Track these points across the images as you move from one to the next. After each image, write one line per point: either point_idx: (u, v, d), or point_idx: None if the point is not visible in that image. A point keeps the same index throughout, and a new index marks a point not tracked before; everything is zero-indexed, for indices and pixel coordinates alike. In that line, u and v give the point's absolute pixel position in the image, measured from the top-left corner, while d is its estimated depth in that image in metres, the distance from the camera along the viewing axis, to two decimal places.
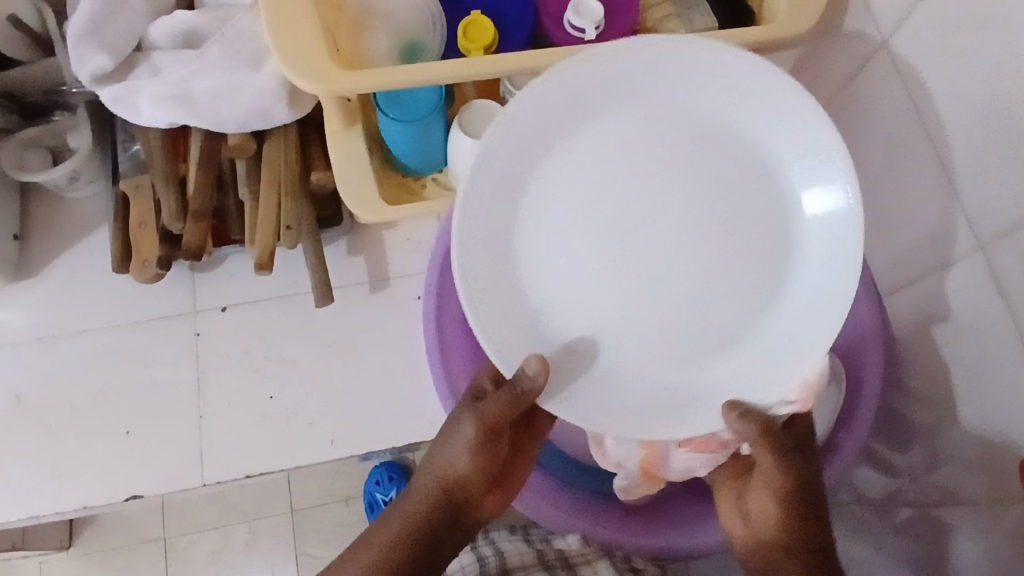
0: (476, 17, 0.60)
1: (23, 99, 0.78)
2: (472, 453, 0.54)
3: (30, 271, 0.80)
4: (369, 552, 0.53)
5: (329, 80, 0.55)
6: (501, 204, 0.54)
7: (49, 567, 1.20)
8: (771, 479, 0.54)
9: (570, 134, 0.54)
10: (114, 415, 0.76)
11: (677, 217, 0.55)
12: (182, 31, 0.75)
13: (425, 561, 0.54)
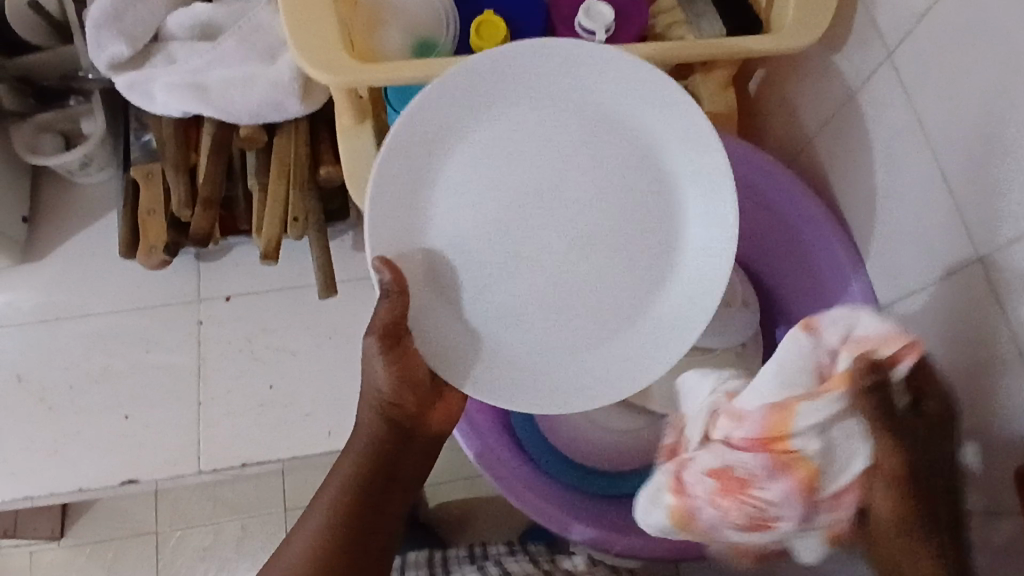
0: (487, 18, 0.61)
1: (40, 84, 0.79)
2: (389, 368, 0.53)
3: (37, 253, 0.81)
4: (324, 488, 0.53)
5: (342, 71, 0.57)
6: (406, 173, 0.52)
7: (39, 555, 1.20)
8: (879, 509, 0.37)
9: (473, 114, 0.52)
10: (114, 399, 0.76)
11: (567, 213, 0.54)
12: (199, 23, 0.76)
13: (384, 482, 0.54)
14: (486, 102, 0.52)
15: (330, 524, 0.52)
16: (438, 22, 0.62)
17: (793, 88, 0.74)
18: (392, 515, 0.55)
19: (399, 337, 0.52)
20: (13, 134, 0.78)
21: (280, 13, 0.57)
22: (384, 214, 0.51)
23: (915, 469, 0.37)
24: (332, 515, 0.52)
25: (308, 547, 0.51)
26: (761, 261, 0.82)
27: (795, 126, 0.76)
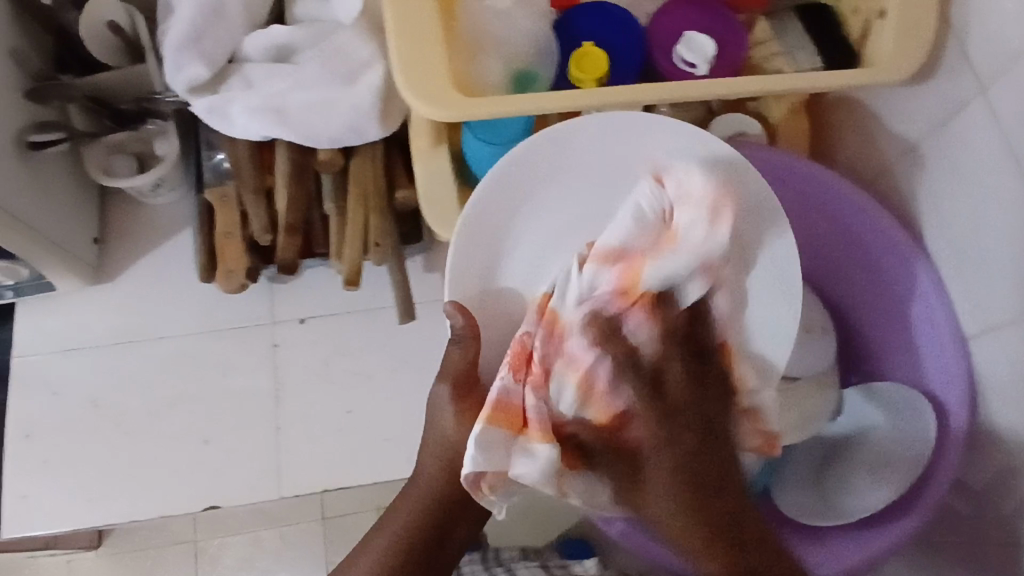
0: (586, 48, 0.60)
1: (116, 106, 0.78)
2: (458, 416, 0.55)
3: (109, 274, 0.81)
4: (385, 528, 0.56)
5: (447, 104, 0.56)
6: (478, 234, 0.57)
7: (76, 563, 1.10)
8: (655, 441, 0.50)
9: (534, 182, 0.58)
10: (192, 423, 0.76)
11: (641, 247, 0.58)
12: (276, 44, 0.75)
13: (441, 538, 0.56)
14: (542, 168, 0.58)
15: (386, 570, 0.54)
16: (536, 53, 0.60)
17: (869, 113, 0.73)
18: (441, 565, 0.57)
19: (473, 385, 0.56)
20: (86, 154, 0.77)
21: (390, 41, 0.56)
22: (468, 272, 0.57)
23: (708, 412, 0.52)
24: (395, 548, 0.55)
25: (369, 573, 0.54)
26: (834, 287, 0.78)
27: (869, 155, 0.74)
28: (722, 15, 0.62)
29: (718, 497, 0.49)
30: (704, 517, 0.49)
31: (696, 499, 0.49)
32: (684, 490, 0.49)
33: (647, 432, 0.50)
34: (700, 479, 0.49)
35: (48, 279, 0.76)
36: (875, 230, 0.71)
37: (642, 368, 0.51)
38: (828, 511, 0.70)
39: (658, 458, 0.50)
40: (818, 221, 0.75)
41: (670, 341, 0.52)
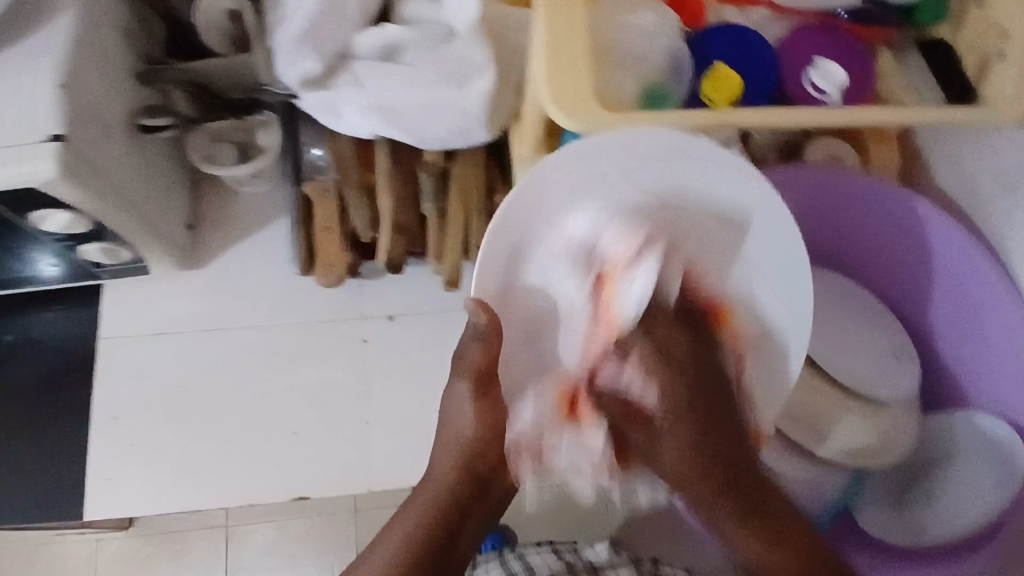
0: (719, 69, 0.61)
1: (228, 96, 0.79)
2: (477, 411, 0.56)
3: (201, 260, 0.81)
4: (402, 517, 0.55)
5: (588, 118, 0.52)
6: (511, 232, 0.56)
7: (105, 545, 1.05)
8: (672, 409, 0.54)
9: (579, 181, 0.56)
10: (279, 415, 0.77)
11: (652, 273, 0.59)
12: (385, 45, 0.74)
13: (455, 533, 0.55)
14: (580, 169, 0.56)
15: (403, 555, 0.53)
16: (670, 73, 0.61)
17: (969, 147, 0.73)
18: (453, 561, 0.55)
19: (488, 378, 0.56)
20: (188, 142, 0.78)
21: (538, 46, 0.53)
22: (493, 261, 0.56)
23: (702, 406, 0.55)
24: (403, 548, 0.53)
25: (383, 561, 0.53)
26: (908, 304, 0.79)
27: (964, 187, 0.75)
28: (854, 43, 0.63)
29: (745, 475, 0.54)
30: (729, 483, 0.54)
31: (726, 487, 0.53)
32: (713, 461, 0.54)
33: (680, 433, 0.54)
34: (719, 460, 0.54)
35: (144, 264, 0.76)
36: (954, 248, 0.72)
37: (644, 370, 0.55)
38: (908, 528, 0.73)
39: (664, 442, 0.54)
40: (892, 237, 0.76)
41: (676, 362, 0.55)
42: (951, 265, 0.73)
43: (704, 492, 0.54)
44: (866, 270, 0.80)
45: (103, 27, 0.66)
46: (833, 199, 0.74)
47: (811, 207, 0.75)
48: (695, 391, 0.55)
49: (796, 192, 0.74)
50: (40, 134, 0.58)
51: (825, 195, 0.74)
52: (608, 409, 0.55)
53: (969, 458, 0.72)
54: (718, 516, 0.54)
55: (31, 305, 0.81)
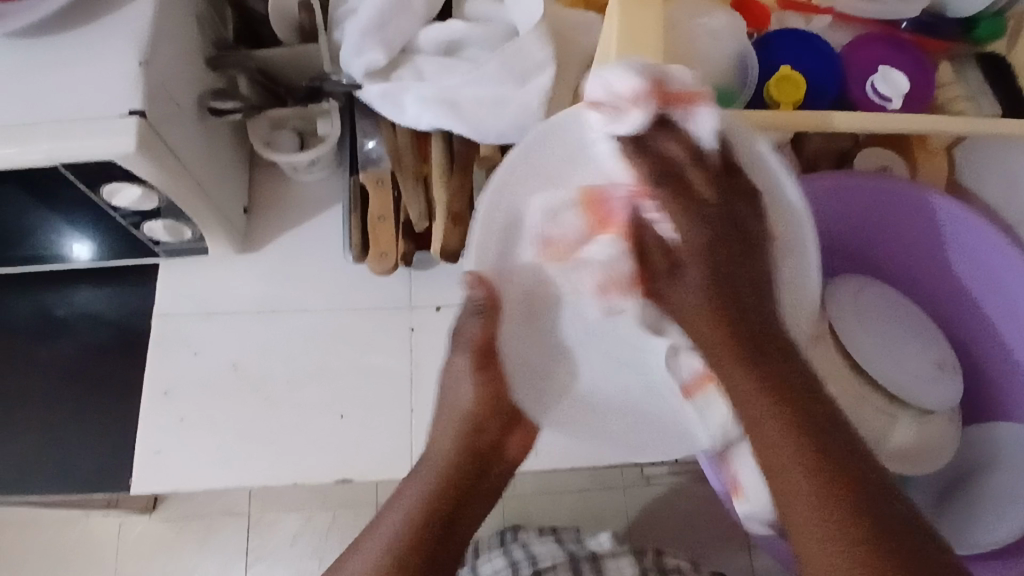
0: (784, 73, 0.63)
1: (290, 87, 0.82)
2: (477, 384, 0.55)
3: (255, 243, 0.83)
4: (400, 501, 0.53)
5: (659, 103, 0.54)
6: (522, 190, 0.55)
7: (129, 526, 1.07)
8: (692, 250, 0.48)
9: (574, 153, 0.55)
10: (329, 397, 0.78)
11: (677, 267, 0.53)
12: (451, 40, 0.77)
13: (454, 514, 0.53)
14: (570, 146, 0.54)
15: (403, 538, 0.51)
16: (734, 75, 0.62)
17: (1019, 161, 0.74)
18: (455, 543, 0.53)
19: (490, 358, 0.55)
20: (251, 126, 0.80)
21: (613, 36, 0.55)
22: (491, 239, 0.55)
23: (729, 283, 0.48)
24: (393, 538, 0.51)
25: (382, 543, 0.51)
26: (955, 312, 0.79)
27: None
28: (909, 53, 0.66)
29: (764, 338, 0.47)
30: (742, 337, 0.47)
31: (728, 312, 0.47)
32: (717, 320, 0.47)
33: (693, 235, 0.48)
34: (730, 294, 0.47)
35: (203, 243, 0.78)
36: (1002, 261, 0.71)
37: (669, 199, 0.48)
38: (951, 540, 0.72)
39: (686, 257, 0.48)
40: (940, 245, 0.76)
41: (708, 168, 0.48)
42: (1006, 287, 0.73)
43: (713, 336, 0.47)
44: (912, 274, 0.80)
45: (180, 9, 0.67)
46: (875, 207, 0.75)
47: (852, 211, 0.76)
48: (732, 234, 0.48)
49: (840, 199, 0.74)
50: (121, 110, 0.59)
51: (868, 203, 0.75)
52: (646, 244, 0.51)
53: (1014, 465, 0.72)
54: (739, 378, 0.46)
55: (85, 282, 0.83)
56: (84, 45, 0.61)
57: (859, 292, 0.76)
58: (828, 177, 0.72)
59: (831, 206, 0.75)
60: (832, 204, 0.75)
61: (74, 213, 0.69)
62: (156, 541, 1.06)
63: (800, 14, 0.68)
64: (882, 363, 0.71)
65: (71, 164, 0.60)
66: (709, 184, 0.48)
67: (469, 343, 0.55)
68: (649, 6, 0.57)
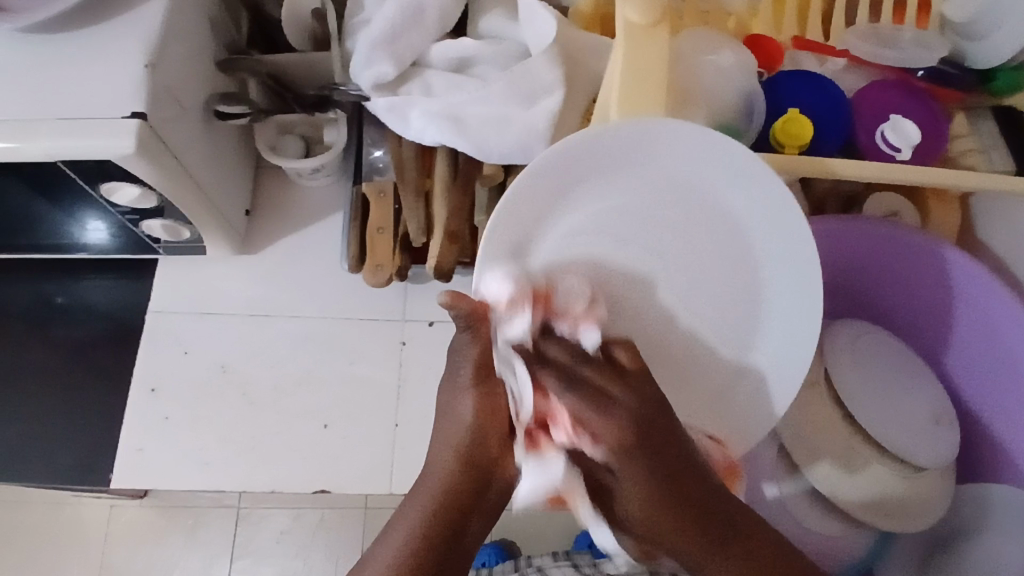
0: (793, 115, 0.61)
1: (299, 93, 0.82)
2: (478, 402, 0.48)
3: (253, 246, 0.84)
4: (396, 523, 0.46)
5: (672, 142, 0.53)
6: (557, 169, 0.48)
7: (118, 512, 1.02)
8: (618, 442, 0.43)
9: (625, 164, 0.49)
10: (314, 406, 0.78)
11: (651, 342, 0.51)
12: (461, 57, 0.76)
13: (459, 533, 0.46)
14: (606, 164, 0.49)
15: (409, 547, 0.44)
16: (740, 112, 0.61)
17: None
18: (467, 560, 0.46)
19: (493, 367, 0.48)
20: (257, 130, 0.80)
21: (619, 69, 0.54)
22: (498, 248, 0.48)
23: (676, 489, 0.44)
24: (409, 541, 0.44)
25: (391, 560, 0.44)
26: (952, 365, 0.77)
27: (1023, 257, 0.73)
28: (921, 102, 0.65)
29: (701, 507, 0.44)
30: (696, 525, 0.44)
31: (676, 498, 0.44)
32: (666, 510, 0.44)
33: (616, 442, 0.43)
34: (679, 486, 0.44)
35: (200, 243, 0.79)
36: (997, 311, 0.70)
37: (599, 412, 0.43)
38: None
39: (619, 457, 0.43)
40: (931, 287, 0.74)
41: (593, 391, 0.43)
42: (1008, 345, 0.71)
43: (664, 528, 0.44)
44: (902, 318, 0.79)
45: (193, 13, 0.68)
46: (858, 257, 0.74)
47: (834, 261, 0.75)
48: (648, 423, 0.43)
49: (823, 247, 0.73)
50: (123, 112, 0.59)
51: (852, 258, 0.74)
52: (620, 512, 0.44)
53: (1001, 530, 0.71)
54: (672, 536, 0.44)
55: (86, 272, 0.83)
56: (91, 44, 0.61)
57: (857, 338, 0.73)
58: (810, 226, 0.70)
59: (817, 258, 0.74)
60: (862, 241, 0.73)
61: (74, 206, 0.70)
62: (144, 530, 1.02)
63: (814, 53, 0.67)
64: (875, 417, 0.68)
65: (70, 161, 0.61)
66: (616, 382, 0.44)
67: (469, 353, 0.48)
68: (655, 37, 0.54)
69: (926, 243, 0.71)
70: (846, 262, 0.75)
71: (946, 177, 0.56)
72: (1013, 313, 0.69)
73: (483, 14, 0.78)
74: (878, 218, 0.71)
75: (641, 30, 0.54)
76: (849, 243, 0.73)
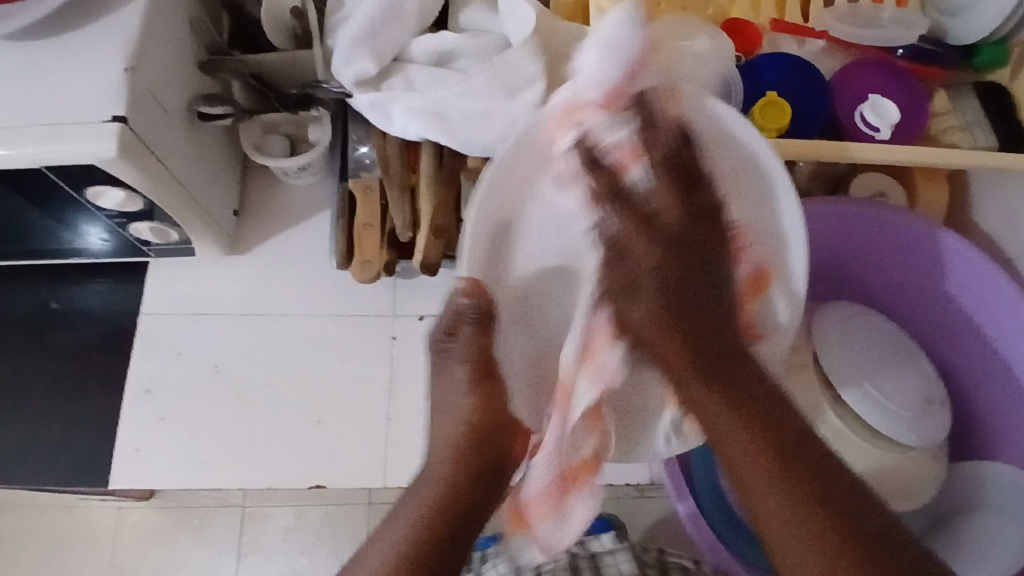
0: (770, 99, 0.61)
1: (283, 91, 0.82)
2: (473, 398, 0.51)
3: (243, 246, 0.84)
4: (398, 519, 0.50)
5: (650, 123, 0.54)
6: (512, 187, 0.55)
7: (126, 513, 1.04)
8: (657, 258, 0.49)
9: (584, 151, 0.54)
10: (307, 403, 0.78)
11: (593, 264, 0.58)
12: (442, 51, 0.76)
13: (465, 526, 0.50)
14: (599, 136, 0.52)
15: (417, 540, 0.49)
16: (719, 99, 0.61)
17: (1012, 199, 0.72)
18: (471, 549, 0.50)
19: (490, 368, 0.52)
20: (243, 130, 0.81)
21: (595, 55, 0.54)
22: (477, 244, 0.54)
23: (696, 337, 0.48)
24: (417, 525, 0.50)
25: (393, 551, 0.49)
26: (940, 343, 0.78)
27: (1011, 235, 0.73)
28: (901, 81, 0.65)
29: (725, 358, 0.48)
30: (698, 356, 0.48)
31: (678, 324, 0.48)
32: (672, 335, 0.48)
33: (646, 244, 0.49)
34: (685, 317, 0.48)
35: (190, 246, 0.79)
36: (983, 286, 0.70)
37: (662, 161, 0.50)
38: None
39: (644, 277, 0.49)
40: (913, 262, 0.74)
41: (663, 148, 0.50)
42: (1005, 329, 0.71)
43: (730, 425, 0.47)
44: (886, 296, 0.79)
45: (171, 14, 0.68)
46: (830, 242, 0.74)
47: (811, 245, 0.74)
48: (673, 271, 0.49)
49: (796, 232, 0.72)
50: (104, 117, 0.60)
51: (826, 243, 0.74)
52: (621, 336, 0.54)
53: (993, 510, 0.71)
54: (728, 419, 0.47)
55: (81, 277, 0.84)
56: (71, 50, 0.62)
57: (845, 321, 0.73)
58: None
59: None
60: (830, 226, 0.72)
61: (63, 212, 0.70)
62: (151, 531, 1.03)
63: (793, 35, 0.67)
64: (866, 400, 0.68)
65: (54, 166, 0.61)
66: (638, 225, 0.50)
67: (462, 353, 0.51)
68: None
69: (900, 220, 0.70)
70: (822, 243, 0.74)
71: (925, 158, 0.56)
72: (1002, 290, 0.69)
73: (464, 7, 0.78)
74: (869, 201, 0.70)
75: (616, 18, 0.54)
76: (819, 232, 0.73)
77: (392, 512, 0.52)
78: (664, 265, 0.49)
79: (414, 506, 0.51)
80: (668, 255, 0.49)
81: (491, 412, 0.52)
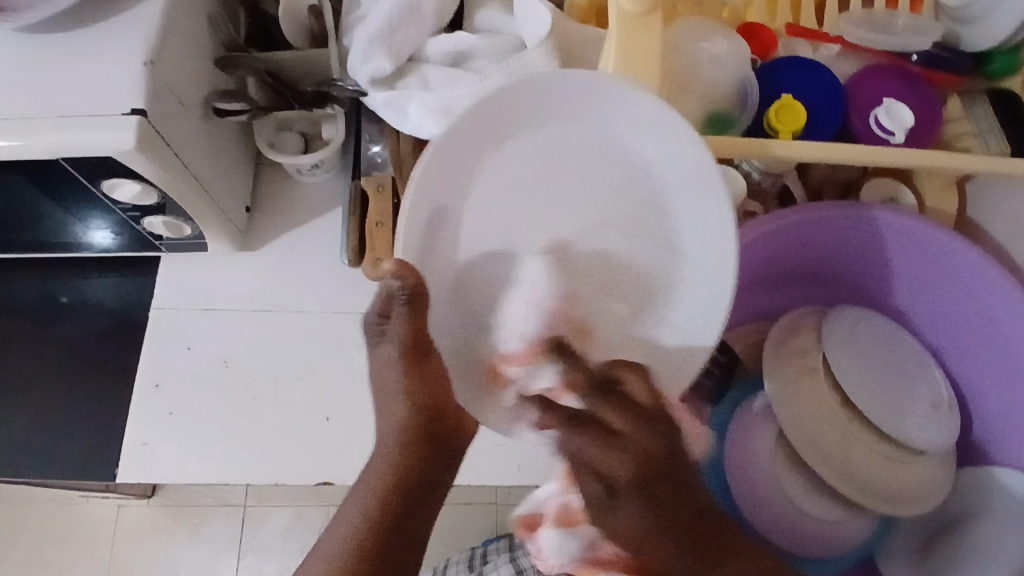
0: (786, 102, 0.62)
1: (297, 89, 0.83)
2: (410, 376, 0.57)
3: (253, 243, 0.84)
4: (349, 509, 0.54)
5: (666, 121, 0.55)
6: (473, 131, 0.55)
7: (125, 512, 1.03)
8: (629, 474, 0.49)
9: (523, 116, 0.56)
10: (316, 400, 0.78)
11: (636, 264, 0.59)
12: (458, 51, 0.77)
13: (406, 513, 0.55)
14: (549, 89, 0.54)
15: (367, 525, 0.53)
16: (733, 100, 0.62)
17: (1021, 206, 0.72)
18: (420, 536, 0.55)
19: (426, 351, 0.57)
20: (256, 127, 0.82)
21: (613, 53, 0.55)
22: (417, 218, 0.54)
23: (668, 505, 0.48)
24: (367, 518, 0.53)
25: (344, 538, 0.52)
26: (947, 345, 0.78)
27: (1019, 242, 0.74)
28: (915, 86, 0.65)
29: (683, 513, 0.48)
30: (676, 528, 0.48)
31: (675, 529, 0.48)
32: (660, 533, 0.48)
33: (650, 442, 0.49)
34: (674, 516, 0.48)
35: (201, 240, 0.79)
36: (989, 289, 0.70)
37: (595, 401, 0.51)
38: None
39: (627, 468, 0.49)
40: (918, 263, 0.74)
41: (605, 407, 0.50)
42: (1001, 327, 0.71)
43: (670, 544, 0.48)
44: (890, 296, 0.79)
45: (190, 9, 0.68)
46: (832, 243, 0.74)
47: (812, 245, 0.74)
48: (659, 460, 0.49)
49: (799, 234, 0.73)
50: (122, 109, 0.60)
51: (827, 244, 0.74)
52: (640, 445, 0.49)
53: (1001, 517, 0.71)
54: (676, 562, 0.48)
55: (91, 271, 0.84)
56: (90, 42, 0.62)
57: (855, 325, 0.73)
58: (789, 216, 0.70)
59: (795, 248, 0.74)
60: (834, 229, 0.72)
61: (77, 204, 0.71)
62: (150, 530, 1.02)
63: (807, 39, 0.67)
64: (876, 405, 0.68)
65: (71, 158, 0.61)
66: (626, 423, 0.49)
67: (400, 336, 0.56)
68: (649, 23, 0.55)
69: (901, 223, 0.70)
70: (822, 244, 0.74)
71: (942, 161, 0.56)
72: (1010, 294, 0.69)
73: (479, 9, 0.79)
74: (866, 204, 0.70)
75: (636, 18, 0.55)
76: (820, 233, 0.73)
77: (343, 503, 0.56)
78: (642, 514, 0.48)
79: (360, 494, 0.55)
80: (641, 443, 0.49)
81: (429, 391, 0.58)
